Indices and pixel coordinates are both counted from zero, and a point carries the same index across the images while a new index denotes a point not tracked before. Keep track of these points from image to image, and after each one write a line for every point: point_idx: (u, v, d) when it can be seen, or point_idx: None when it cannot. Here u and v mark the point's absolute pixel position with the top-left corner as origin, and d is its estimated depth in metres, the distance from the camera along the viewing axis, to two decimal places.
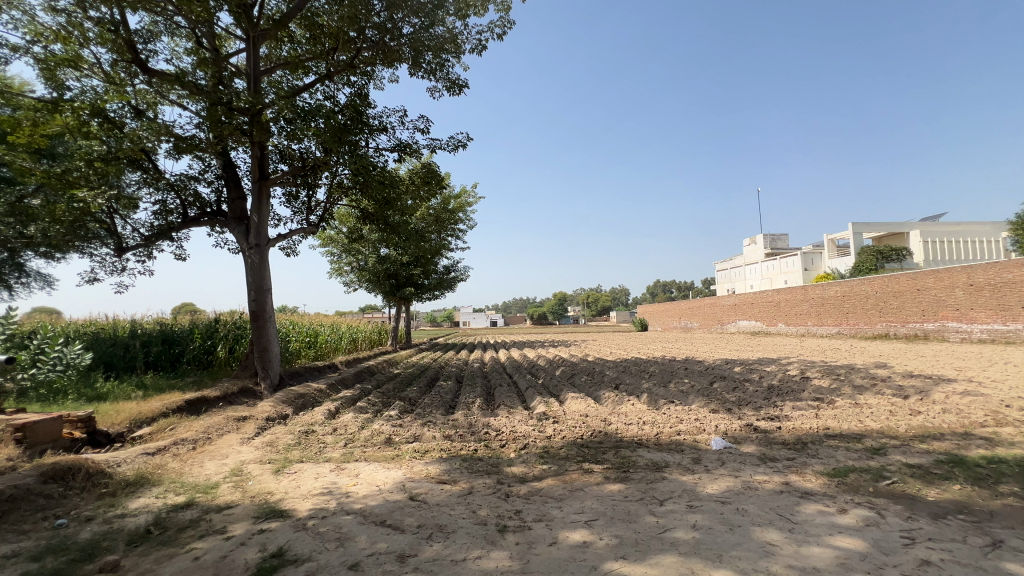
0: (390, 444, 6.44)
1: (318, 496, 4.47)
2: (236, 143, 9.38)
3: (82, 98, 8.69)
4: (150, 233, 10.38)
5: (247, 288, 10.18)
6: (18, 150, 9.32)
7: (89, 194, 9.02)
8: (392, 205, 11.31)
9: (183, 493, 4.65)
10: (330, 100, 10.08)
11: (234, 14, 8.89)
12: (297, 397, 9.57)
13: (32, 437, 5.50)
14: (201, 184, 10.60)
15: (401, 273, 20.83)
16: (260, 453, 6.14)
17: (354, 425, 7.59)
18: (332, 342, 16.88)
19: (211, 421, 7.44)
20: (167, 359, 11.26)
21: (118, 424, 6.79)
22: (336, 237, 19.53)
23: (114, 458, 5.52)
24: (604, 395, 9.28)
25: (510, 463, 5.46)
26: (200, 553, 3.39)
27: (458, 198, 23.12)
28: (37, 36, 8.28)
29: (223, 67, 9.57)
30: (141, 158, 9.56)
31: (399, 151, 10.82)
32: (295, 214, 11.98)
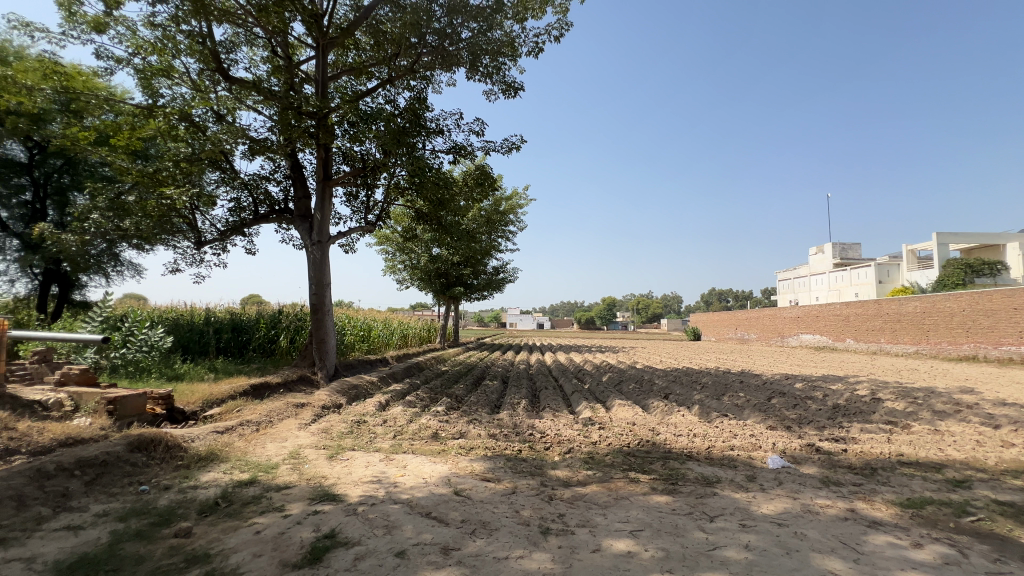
0: (437, 439, 6.59)
1: (368, 483, 4.66)
2: (304, 145, 9.95)
3: (173, 104, 9.54)
4: (226, 228, 11.20)
5: (310, 283, 10.76)
6: (119, 152, 10.38)
7: (176, 191, 10.06)
8: (445, 206, 11.58)
9: (247, 471, 4.99)
10: (390, 104, 10.48)
11: (306, 24, 9.46)
12: (351, 388, 10.00)
13: (121, 410, 6.14)
14: (272, 183, 11.33)
15: (451, 272, 21.21)
16: (316, 439, 6.47)
17: (403, 417, 7.84)
18: (384, 337, 17.50)
19: (273, 405, 7.94)
20: (236, 346, 12.10)
21: (192, 403, 7.39)
22: (391, 236, 20.21)
23: (188, 434, 6.01)
24: (653, 404, 9.00)
25: (554, 466, 5.44)
26: (262, 527, 3.62)
27: (509, 199, 23.34)
28: (138, 48, 9.18)
29: (295, 74, 10.19)
30: (220, 160, 10.35)
31: (454, 153, 11.07)
32: (354, 213, 12.54)
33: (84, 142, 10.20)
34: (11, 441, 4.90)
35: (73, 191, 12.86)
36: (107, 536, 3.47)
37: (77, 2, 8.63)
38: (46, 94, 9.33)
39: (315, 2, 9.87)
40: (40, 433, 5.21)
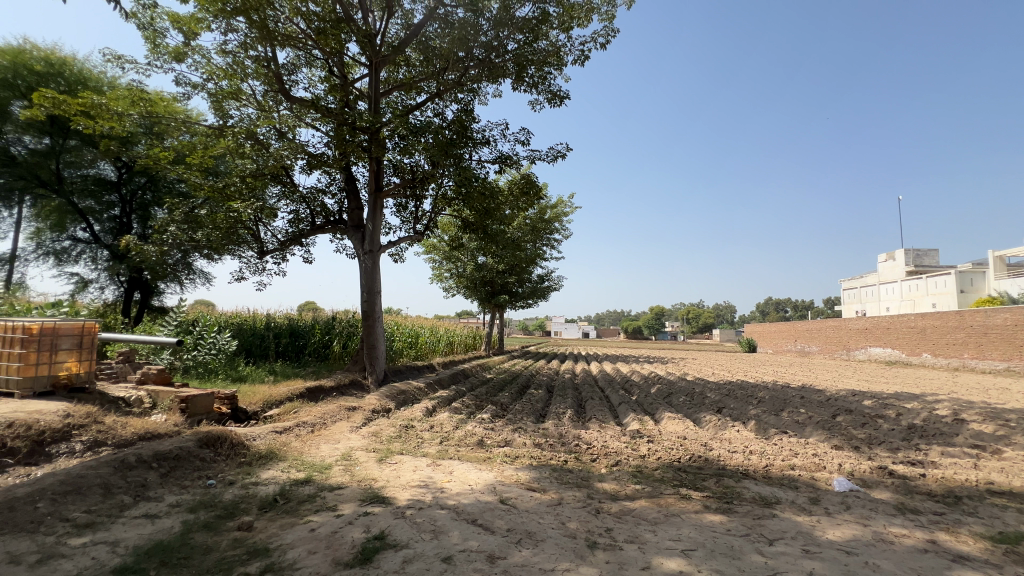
0: (482, 446, 6.63)
1: (416, 487, 4.74)
2: (357, 159, 10.40)
3: (240, 124, 10.26)
4: (285, 239, 11.86)
5: (362, 290, 11.18)
6: (193, 170, 11.27)
7: (242, 205, 10.85)
8: (491, 215, 11.72)
9: (303, 470, 5.22)
10: (438, 117, 10.79)
11: (360, 44, 9.95)
12: (399, 393, 10.26)
13: (191, 408, 6.61)
14: (328, 196, 11.91)
15: (497, 280, 21.38)
16: (367, 442, 6.68)
17: (449, 424, 7.95)
18: (431, 344, 17.84)
19: (326, 408, 8.27)
20: (293, 350, 12.74)
21: (254, 404, 7.83)
22: (438, 245, 20.68)
23: (250, 433, 6.36)
24: (704, 417, 8.63)
25: (601, 478, 5.32)
26: (316, 526, 3.76)
27: (554, 208, 23.31)
28: (211, 74, 9.97)
29: (350, 91, 10.70)
30: (281, 174, 11.01)
31: (500, 163, 11.21)
32: (403, 223, 12.95)
33: (165, 162, 11.17)
34: (98, 434, 5.38)
35: (154, 206, 14.10)
36: (179, 526, 3.73)
37: (161, 36, 9.52)
38: (134, 119, 10.30)
39: (369, 23, 10.35)
40: (123, 426, 5.69)
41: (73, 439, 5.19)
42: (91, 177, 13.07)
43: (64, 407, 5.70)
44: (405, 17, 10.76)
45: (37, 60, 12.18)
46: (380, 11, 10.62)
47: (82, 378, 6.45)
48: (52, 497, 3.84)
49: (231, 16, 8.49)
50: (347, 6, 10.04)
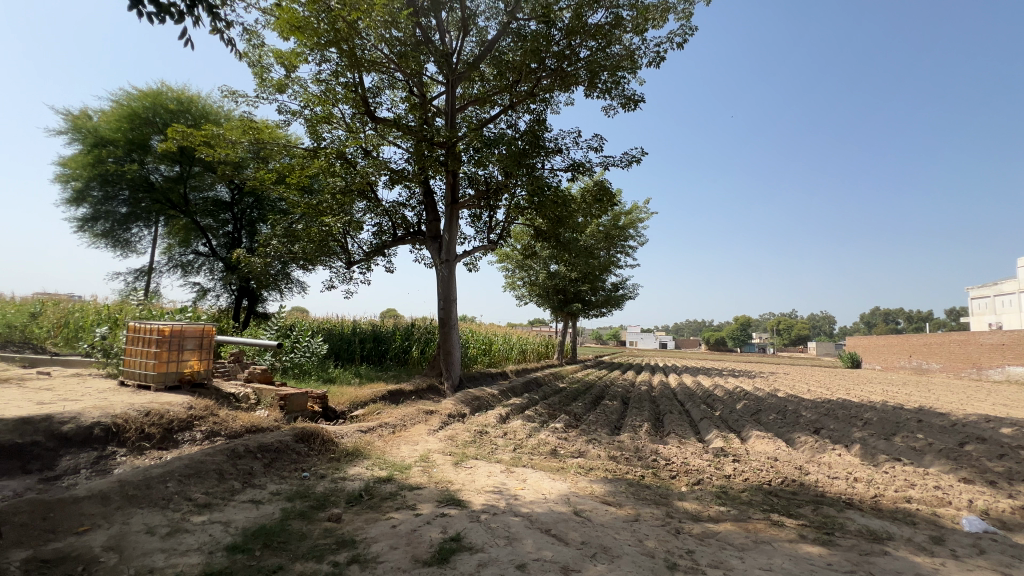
0: (556, 456, 6.58)
1: (490, 493, 4.81)
2: (434, 173, 10.88)
3: (332, 145, 11.19)
4: (370, 250, 12.68)
5: (439, 299, 11.63)
6: (292, 189, 12.45)
7: (332, 219, 11.79)
8: (564, 223, 11.68)
9: (385, 469, 5.51)
10: (511, 128, 11.00)
11: (438, 64, 10.47)
12: (474, 399, 10.49)
13: (289, 405, 7.25)
14: (408, 209, 12.57)
15: (569, 288, 21.21)
16: (443, 445, 6.90)
17: (523, 431, 7.98)
18: (504, 351, 18.08)
19: (406, 410, 8.67)
20: (376, 355, 13.54)
21: (342, 404, 8.41)
22: (511, 253, 20.97)
23: (338, 430, 6.83)
24: (799, 438, 7.89)
25: (681, 497, 5.05)
26: (397, 522, 3.95)
27: (629, 214, 22.76)
28: (308, 102, 10.98)
29: (428, 109, 11.26)
30: (366, 190, 11.82)
31: (573, 170, 11.16)
32: (478, 233, 13.30)
33: (269, 183, 12.45)
34: (214, 425, 6.07)
35: (260, 223, 15.75)
36: (279, 512, 4.09)
37: (267, 71, 10.66)
38: (244, 146, 11.61)
39: (446, 43, 10.86)
40: (233, 419, 6.37)
41: (195, 428, 5.91)
42: (211, 199, 14.92)
43: (187, 399, 6.51)
44: (479, 34, 11.16)
45: (171, 99, 14.19)
46: (456, 31, 11.10)
47: (203, 374, 7.32)
48: (179, 478, 4.39)
49: (324, 47, 9.31)
50: (426, 29, 10.60)
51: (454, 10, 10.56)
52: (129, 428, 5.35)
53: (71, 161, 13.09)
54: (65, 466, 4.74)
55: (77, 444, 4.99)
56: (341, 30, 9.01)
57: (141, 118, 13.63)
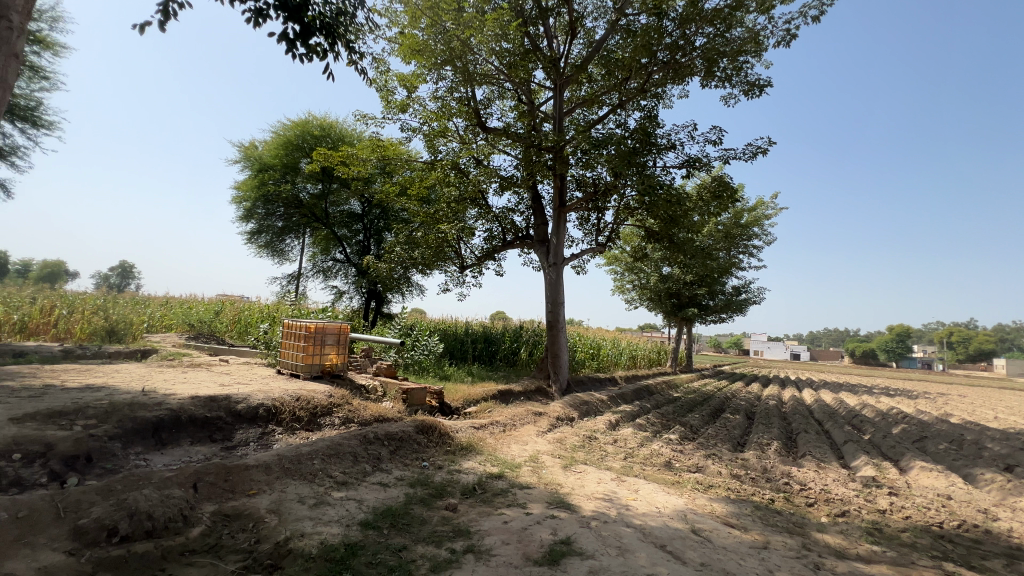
0: (670, 469, 6.23)
1: (600, 500, 4.70)
2: (543, 177, 11.02)
3: (447, 158, 11.95)
4: (481, 255, 13.25)
5: (546, 302, 11.73)
6: (412, 199, 13.53)
7: (448, 226, 12.58)
8: (678, 223, 11.04)
9: (497, 466, 5.70)
10: (620, 127, 10.73)
11: (546, 70, 10.62)
12: (582, 403, 10.37)
13: (410, 399, 7.88)
14: (517, 214, 12.92)
15: (684, 292, 19.98)
16: (552, 447, 6.93)
17: (634, 440, 7.69)
18: (613, 356, 17.63)
19: (516, 410, 8.87)
20: (487, 355, 14.10)
21: (457, 401, 8.90)
22: (620, 256, 20.40)
23: (454, 425, 7.24)
24: (983, 476, 6.46)
25: (821, 528, 4.45)
26: (509, 519, 4.05)
27: (753, 210, 20.78)
28: (426, 119, 11.88)
29: (536, 115, 11.47)
30: (478, 197, 12.37)
31: (688, 167, 10.52)
32: (586, 236, 13.17)
33: (393, 195, 13.69)
34: (349, 412, 6.83)
35: (385, 232, 17.38)
36: (403, 496, 4.46)
37: (392, 93, 11.75)
38: (373, 162, 12.94)
39: (553, 49, 10.96)
40: (365, 408, 7.10)
41: (334, 414, 6.70)
42: (346, 212, 16.86)
43: (328, 388, 7.41)
44: (586, 36, 11.11)
45: (315, 126, 16.36)
46: (563, 35, 11.18)
47: (340, 366, 8.27)
48: (322, 456, 5.00)
49: (441, 67, 9.98)
50: (533, 37, 10.84)
51: (561, 15, 10.66)
52: (283, 410, 6.25)
53: (243, 185, 15.75)
54: (238, 438, 5.68)
55: (247, 421, 5.95)
56: (455, 48, 9.58)
57: (292, 145, 15.93)
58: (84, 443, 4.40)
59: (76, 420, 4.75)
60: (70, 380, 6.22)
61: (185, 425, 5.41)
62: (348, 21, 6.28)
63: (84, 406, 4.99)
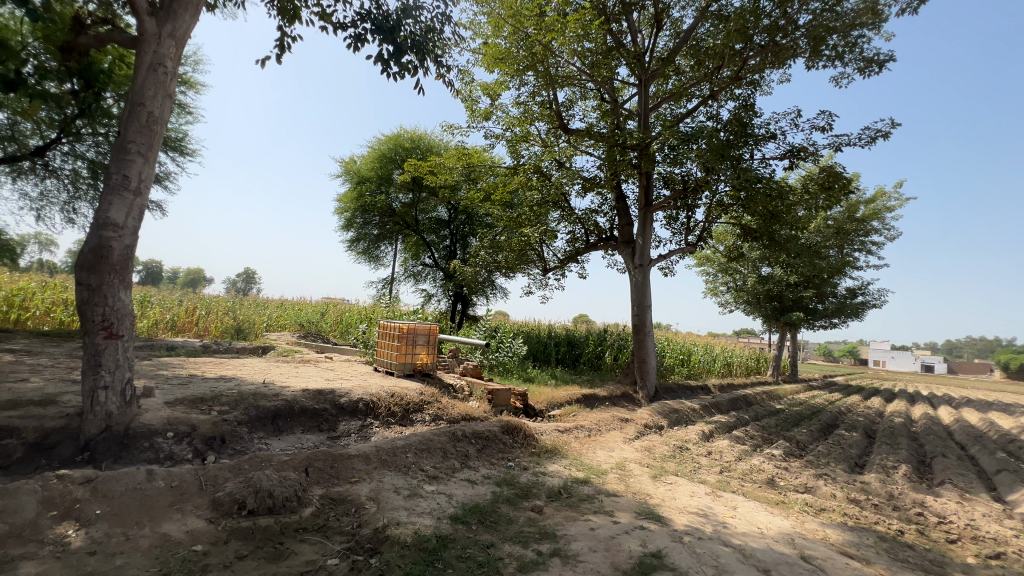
0: (773, 487, 5.71)
1: (693, 515, 4.43)
2: (627, 176, 10.69)
3: (529, 161, 12.05)
4: (564, 257, 13.18)
5: (632, 304, 11.36)
6: (496, 204, 13.84)
7: (530, 230, 12.72)
8: (780, 219, 10.12)
9: (582, 471, 5.62)
10: (712, 120, 10.09)
11: (630, 66, 10.31)
12: (671, 411, 9.88)
13: (495, 400, 8.04)
14: (600, 215, 12.67)
15: (787, 294, 18.26)
16: (640, 455, 6.67)
17: (731, 453, 7.16)
18: (705, 363, 16.59)
19: (601, 415, 8.68)
20: (570, 358, 13.99)
21: (540, 404, 8.92)
22: (712, 256, 19.17)
23: (538, 427, 7.27)
24: None
25: (967, 570, 3.80)
26: (595, 526, 3.97)
27: (871, 202, 18.46)
28: (509, 125, 12.10)
29: (620, 113, 11.17)
30: (561, 199, 12.33)
31: (791, 157, 9.63)
32: (674, 235, 12.56)
33: (478, 201, 14.12)
34: (438, 410, 7.14)
35: (470, 236, 17.97)
36: (490, 494, 4.56)
37: (476, 102, 12.13)
38: (458, 170, 13.45)
39: (637, 43, 10.62)
40: (453, 407, 7.38)
41: (425, 411, 7.05)
42: (434, 219, 17.69)
43: (419, 386, 7.83)
44: (673, 26, 10.64)
45: (406, 139, 17.43)
46: (648, 28, 10.82)
47: (429, 366, 8.66)
48: (415, 450, 5.28)
49: (522, 72, 10.11)
50: (616, 34, 10.59)
51: (646, 8, 10.31)
52: (380, 405, 6.70)
53: (344, 197, 17.18)
54: (341, 429, 6.19)
55: (349, 413, 6.48)
56: (537, 53, 9.65)
57: (386, 158, 17.10)
58: (219, 426, 5.08)
59: (213, 406, 5.49)
60: (209, 371, 7.22)
61: (298, 415, 6.02)
62: (437, 37, 6.58)
63: (219, 394, 5.76)
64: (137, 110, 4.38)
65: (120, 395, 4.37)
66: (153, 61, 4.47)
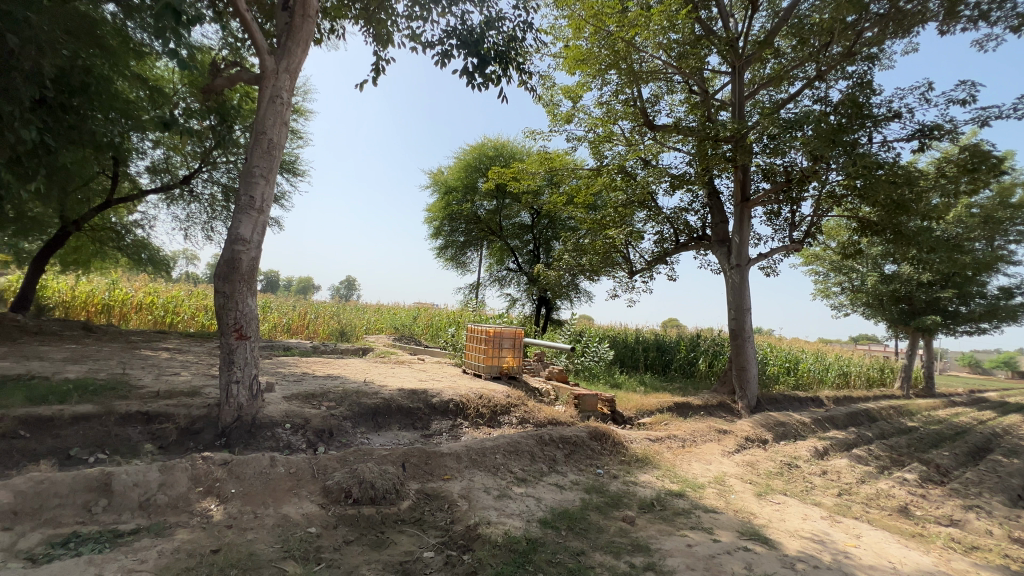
0: (907, 517, 4.97)
1: (807, 540, 3.99)
2: (721, 170, 10.01)
3: (613, 162, 11.77)
4: (651, 258, 12.66)
5: (728, 307, 10.60)
6: (579, 207, 13.68)
7: (615, 232, 12.36)
8: (908, 209, 8.83)
9: (677, 483, 5.32)
10: (820, 103, 9.11)
11: (722, 54, 9.66)
12: (777, 424, 9.02)
13: (582, 405, 7.94)
14: (691, 214, 12.00)
15: (918, 295, 15.90)
16: (741, 470, 6.17)
17: (851, 475, 6.36)
18: (816, 372, 14.94)
19: (696, 425, 8.16)
20: (660, 364, 13.38)
21: (629, 410, 8.64)
22: (822, 253, 17.28)
23: (627, 435, 7.03)
24: None
25: None
26: (692, 542, 3.74)
27: None
28: (591, 126, 11.93)
29: (711, 105, 10.51)
30: (647, 198, 11.89)
31: (921, 137, 8.38)
32: (776, 232, 11.49)
33: (561, 205, 14.06)
34: (525, 413, 7.20)
35: (554, 240, 17.95)
36: (579, 501, 4.49)
37: (557, 107, 12.14)
38: (541, 175, 13.51)
39: (730, 29, 9.94)
40: (539, 410, 7.39)
41: (511, 413, 7.16)
42: (518, 224, 17.94)
43: (506, 389, 7.95)
44: (770, 6, 9.82)
45: (490, 148, 17.95)
46: (742, 11, 10.09)
47: (515, 369, 8.77)
48: (504, 452, 5.36)
49: (605, 72, 9.91)
50: (706, 22, 10.02)
51: None
52: (469, 406, 6.92)
53: (434, 207, 18.07)
54: (434, 428, 6.48)
55: (440, 413, 6.77)
56: (619, 51, 9.40)
57: (471, 167, 17.73)
58: (328, 421, 5.57)
59: (323, 401, 6.04)
60: (318, 370, 7.96)
61: (395, 412, 6.41)
62: (520, 45, 6.69)
63: (328, 391, 6.32)
64: (260, 138, 4.97)
65: (248, 389, 4.97)
66: (272, 94, 5.06)
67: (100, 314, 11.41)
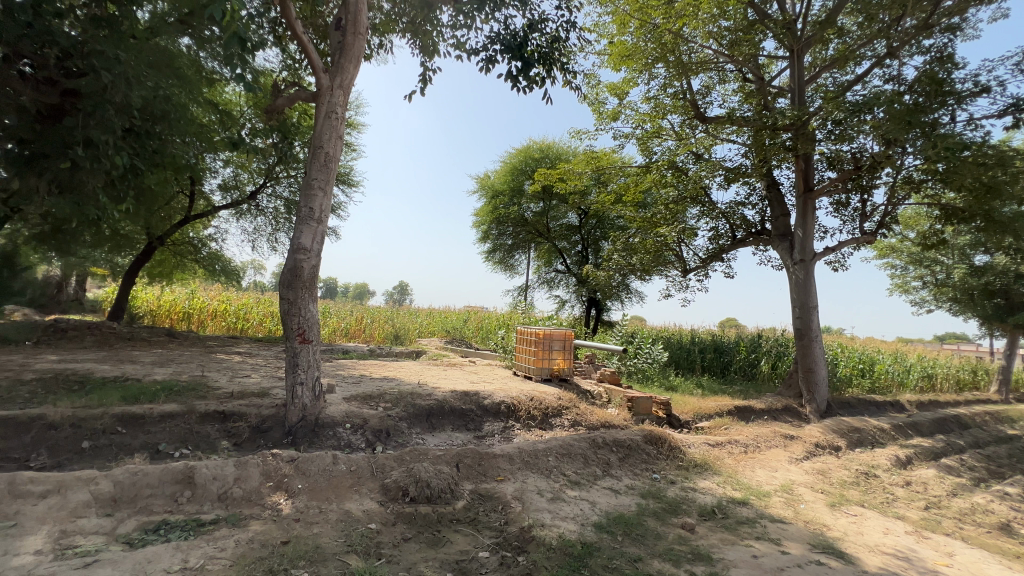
0: (1010, 535, 4.46)
1: (890, 556, 3.67)
2: (780, 161, 9.46)
3: (663, 158, 11.45)
4: (706, 256, 12.16)
5: (792, 306, 9.99)
6: (628, 206, 13.39)
7: (667, 229, 11.97)
8: (1001, 192, 7.96)
9: (740, 490, 5.06)
10: (892, 82, 8.41)
11: (779, 38, 9.14)
12: (850, 430, 8.38)
13: (636, 407, 7.74)
14: (748, 208, 11.42)
15: (1016, 288, 14.25)
16: (811, 479, 5.78)
17: (940, 487, 5.79)
18: (895, 374, 13.76)
19: (759, 430, 7.73)
20: (718, 366, 12.82)
21: (686, 413, 8.34)
22: (899, 245, 15.91)
23: (685, 439, 6.77)
24: None
25: None
26: (758, 553, 3.54)
27: None
28: (639, 122, 11.66)
29: (768, 92, 9.97)
30: (700, 193, 11.53)
31: (1015, 113, 7.53)
32: (845, 224, 10.71)
33: (609, 204, 13.81)
34: (576, 415, 7.13)
35: (602, 240, 17.69)
36: (635, 506, 4.38)
37: (603, 104, 11.96)
38: (588, 175, 13.35)
39: (786, 11, 9.39)
40: (592, 413, 7.28)
41: (563, 415, 7.11)
42: (565, 225, 17.82)
43: (557, 391, 7.91)
44: None
45: (536, 150, 17.98)
46: None
47: (566, 371, 8.69)
48: (556, 454, 5.32)
49: (652, 66, 9.63)
50: (760, 6, 9.53)
51: None
52: (520, 408, 6.94)
53: (481, 211, 18.33)
54: (486, 429, 6.56)
55: (492, 415, 6.83)
56: (667, 43, 9.13)
57: (517, 170, 17.82)
58: (385, 421, 5.77)
59: (380, 402, 6.26)
60: (376, 373, 8.27)
61: (448, 414, 6.54)
62: (563, 44, 6.65)
63: (384, 393, 6.55)
64: (318, 152, 5.24)
65: (311, 390, 5.24)
66: (328, 109, 5.33)
67: (182, 321, 12.46)
